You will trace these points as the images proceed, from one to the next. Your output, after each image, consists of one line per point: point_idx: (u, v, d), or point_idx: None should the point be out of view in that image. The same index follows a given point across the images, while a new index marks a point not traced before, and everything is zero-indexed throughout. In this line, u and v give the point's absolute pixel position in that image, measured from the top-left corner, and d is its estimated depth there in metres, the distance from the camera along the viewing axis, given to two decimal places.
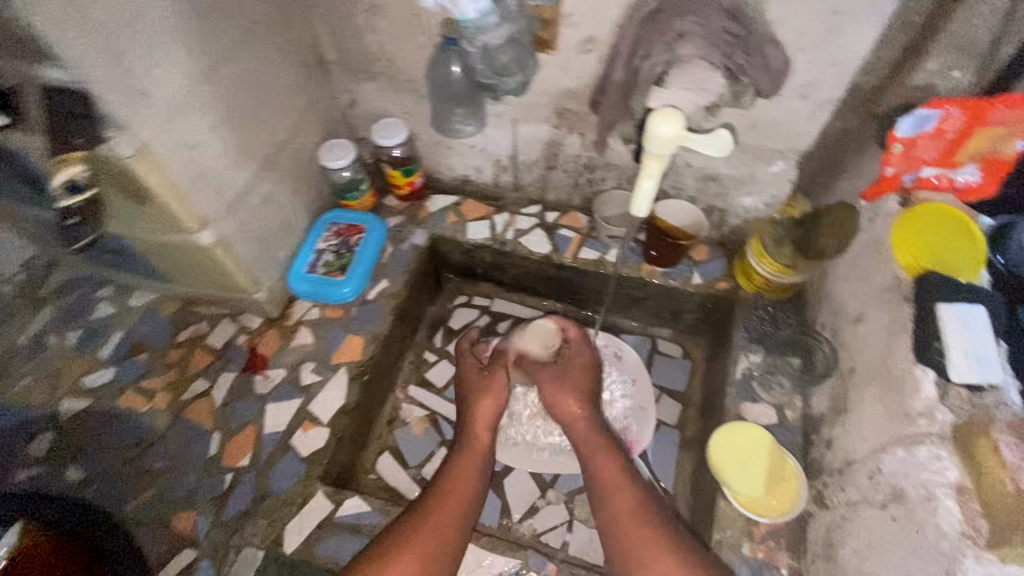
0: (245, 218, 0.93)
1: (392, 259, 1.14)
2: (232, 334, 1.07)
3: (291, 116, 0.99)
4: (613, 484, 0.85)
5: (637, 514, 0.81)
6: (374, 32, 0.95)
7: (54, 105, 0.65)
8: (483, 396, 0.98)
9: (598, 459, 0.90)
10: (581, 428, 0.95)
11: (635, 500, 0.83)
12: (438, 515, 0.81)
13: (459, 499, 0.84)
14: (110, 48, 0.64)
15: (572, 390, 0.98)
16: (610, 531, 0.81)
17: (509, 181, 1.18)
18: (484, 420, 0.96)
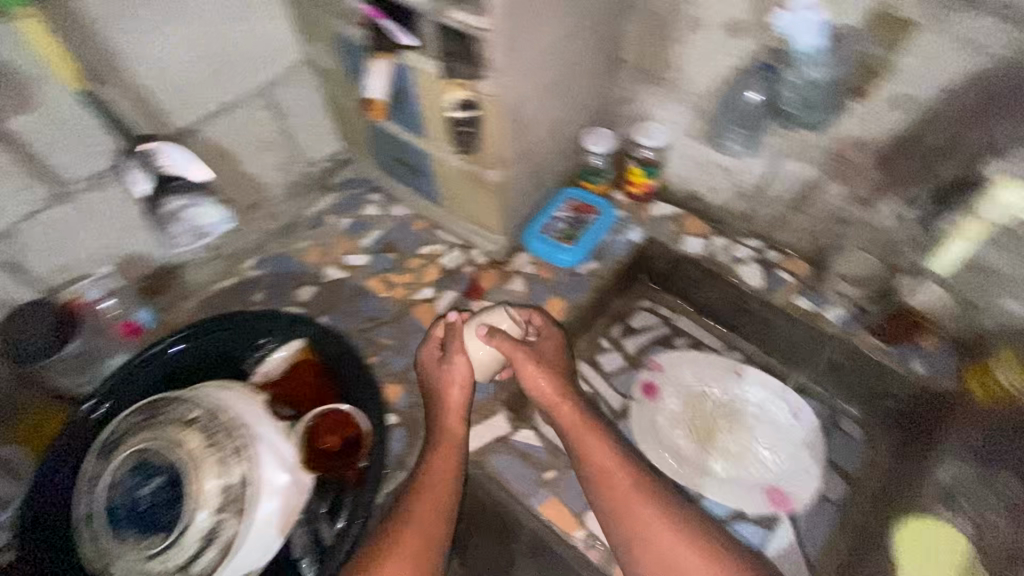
0: (523, 171, 1.07)
1: (609, 246, 1.22)
2: (461, 262, 1.23)
3: (581, 97, 1.12)
4: (609, 481, 0.88)
5: (641, 514, 0.85)
6: (681, 44, 1.04)
7: (457, 46, 0.83)
8: (455, 386, 0.93)
9: (587, 446, 0.90)
10: (563, 413, 0.93)
11: (635, 498, 0.86)
12: (433, 491, 0.85)
13: (449, 478, 0.87)
14: (514, 9, 0.78)
15: (540, 367, 0.94)
16: (614, 524, 0.86)
17: (742, 210, 1.21)
18: (455, 405, 0.93)
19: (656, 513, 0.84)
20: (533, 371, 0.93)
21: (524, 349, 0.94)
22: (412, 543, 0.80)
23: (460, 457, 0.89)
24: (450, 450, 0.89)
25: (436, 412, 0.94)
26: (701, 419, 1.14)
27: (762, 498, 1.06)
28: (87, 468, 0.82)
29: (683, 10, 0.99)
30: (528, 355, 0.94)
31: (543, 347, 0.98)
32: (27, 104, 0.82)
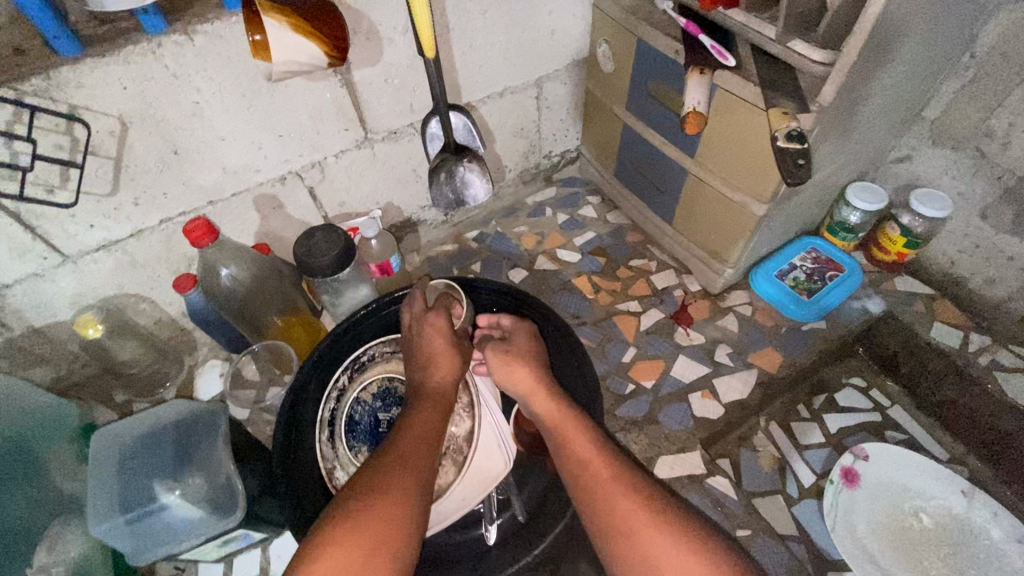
0: (781, 211, 1.02)
1: (841, 310, 1.14)
2: (672, 284, 1.21)
3: (865, 149, 1.04)
4: (588, 472, 0.69)
5: (635, 515, 0.64)
6: (1013, 115, 0.92)
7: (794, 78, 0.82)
8: (428, 363, 0.80)
9: (571, 436, 0.73)
10: (542, 400, 0.77)
11: (625, 497, 0.66)
12: (405, 463, 0.67)
13: (424, 452, 0.69)
14: (873, 51, 0.75)
15: (525, 359, 0.81)
16: (600, 530, 0.66)
17: (1018, 311, 1.05)
18: (443, 378, 0.79)
19: (656, 519, 0.64)
20: (524, 366, 0.80)
21: (503, 344, 0.84)
22: (375, 523, 0.60)
23: (440, 426, 0.74)
24: (428, 419, 0.74)
25: (416, 386, 0.79)
26: (917, 538, 0.96)
27: None
28: (337, 380, 0.90)
29: None
30: (510, 347, 0.84)
31: (520, 340, 0.85)
32: (376, 59, 0.93)
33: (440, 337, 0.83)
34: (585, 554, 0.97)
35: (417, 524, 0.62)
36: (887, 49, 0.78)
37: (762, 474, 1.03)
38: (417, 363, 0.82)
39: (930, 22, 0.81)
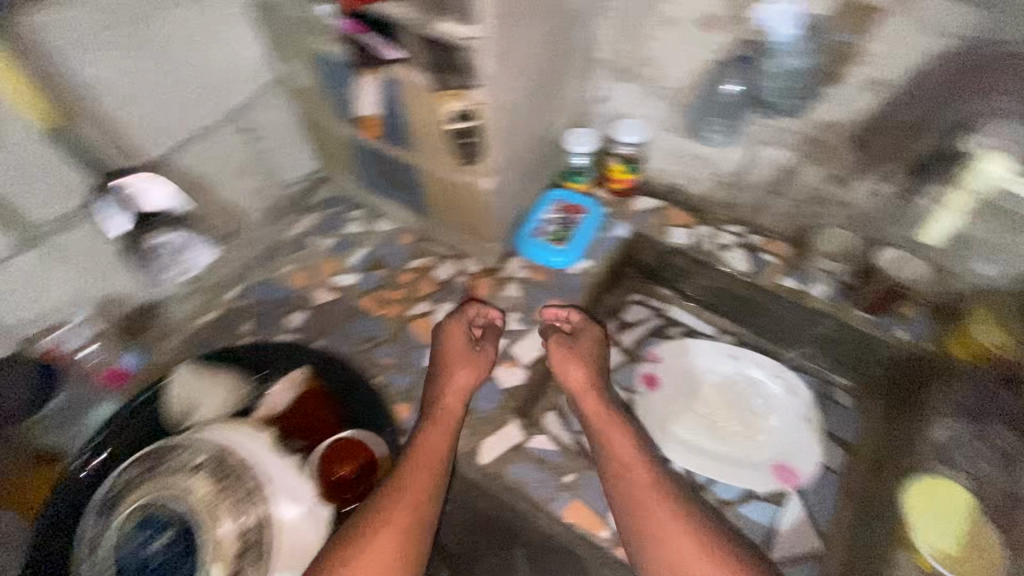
0: (511, 177, 1.08)
1: (599, 243, 1.25)
2: (454, 273, 1.21)
3: (563, 98, 1.12)
4: (637, 477, 0.87)
5: (637, 493, 0.85)
6: (654, 41, 1.07)
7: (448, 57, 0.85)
8: (456, 368, 0.99)
9: (619, 443, 0.91)
10: (591, 403, 0.96)
11: (658, 500, 0.84)
12: (401, 501, 0.81)
13: (426, 478, 0.84)
14: (502, 16, 0.79)
15: (575, 358, 1.01)
16: (621, 510, 0.85)
17: (722, 198, 1.25)
18: (462, 391, 0.97)
19: (661, 504, 0.84)
20: (584, 371, 1.00)
21: (570, 346, 1.02)
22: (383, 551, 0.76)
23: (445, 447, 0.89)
24: (439, 438, 0.89)
25: (435, 393, 0.96)
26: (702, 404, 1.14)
27: (773, 475, 1.05)
28: (88, 529, 0.81)
29: (657, 7, 1.01)
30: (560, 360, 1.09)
31: (581, 344, 1.04)
32: None
33: (464, 352, 1.02)
34: (479, 546, 0.95)
35: (419, 541, 0.79)
36: (523, 10, 0.84)
37: None
38: (444, 367, 0.99)
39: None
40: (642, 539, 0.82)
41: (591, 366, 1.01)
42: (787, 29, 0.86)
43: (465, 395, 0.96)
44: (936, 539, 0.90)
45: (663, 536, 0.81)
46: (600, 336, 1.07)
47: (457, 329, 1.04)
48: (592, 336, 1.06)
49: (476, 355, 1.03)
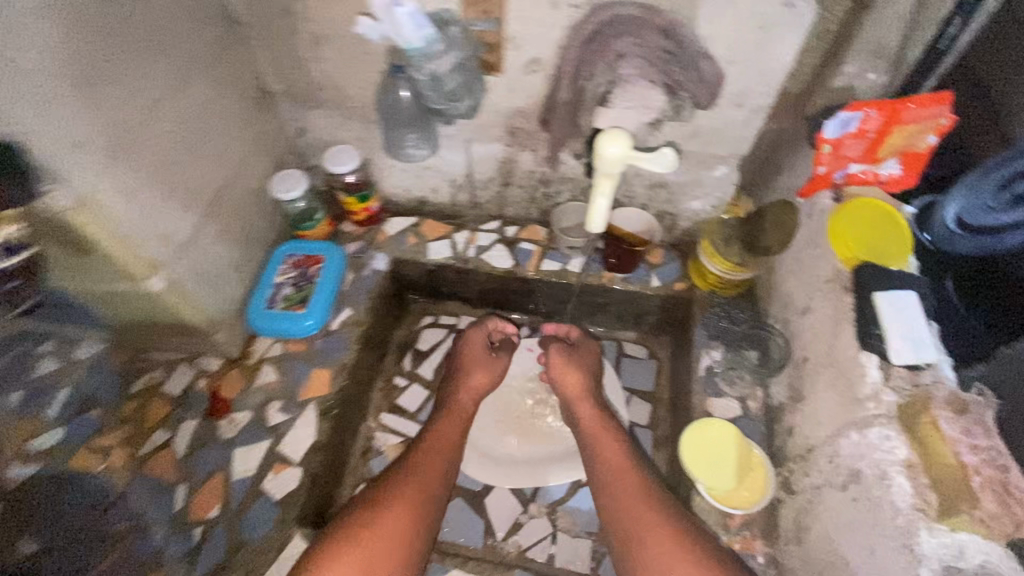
0: (197, 259, 0.90)
1: (355, 285, 1.13)
2: (190, 380, 1.02)
3: (241, 147, 0.97)
4: (601, 444, 0.92)
5: (618, 476, 0.86)
6: (318, 63, 0.95)
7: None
8: (471, 373, 1.03)
9: (604, 444, 0.92)
10: (584, 409, 0.98)
11: (630, 492, 0.82)
12: (404, 500, 0.79)
13: (439, 459, 0.87)
14: (36, 97, 0.61)
15: (576, 365, 1.02)
16: (620, 547, 0.79)
17: (466, 199, 1.19)
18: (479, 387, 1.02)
19: (640, 490, 0.82)
20: (576, 374, 1.01)
21: (570, 355, 1.03)
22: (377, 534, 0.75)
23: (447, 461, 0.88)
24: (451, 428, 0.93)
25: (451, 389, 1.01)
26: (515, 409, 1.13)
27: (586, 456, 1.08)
28: None
29: (298, 26, 0.90)
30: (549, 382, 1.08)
31: (581, 353, 1.05)
32: None
33: (482, 353, 1.06)
34: None
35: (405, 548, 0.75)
36: (95, 75, 0.66)
37: None
38: (460, 370, 1.04)
39: (139, 24, 0.72)
40: (614, 501, 0.83)
41: (585, 371, 1.02)
42: (417, 31, 0.75)
43: (479, 397, 1.01)
44: (718, 486, 0.84)
45: (619, 494, 0.83)
46: (593, 350, 1.07)
47: (477, 333, 1.09)
48: (587, 351, 1.06)
49: (492, 359, 1.06)
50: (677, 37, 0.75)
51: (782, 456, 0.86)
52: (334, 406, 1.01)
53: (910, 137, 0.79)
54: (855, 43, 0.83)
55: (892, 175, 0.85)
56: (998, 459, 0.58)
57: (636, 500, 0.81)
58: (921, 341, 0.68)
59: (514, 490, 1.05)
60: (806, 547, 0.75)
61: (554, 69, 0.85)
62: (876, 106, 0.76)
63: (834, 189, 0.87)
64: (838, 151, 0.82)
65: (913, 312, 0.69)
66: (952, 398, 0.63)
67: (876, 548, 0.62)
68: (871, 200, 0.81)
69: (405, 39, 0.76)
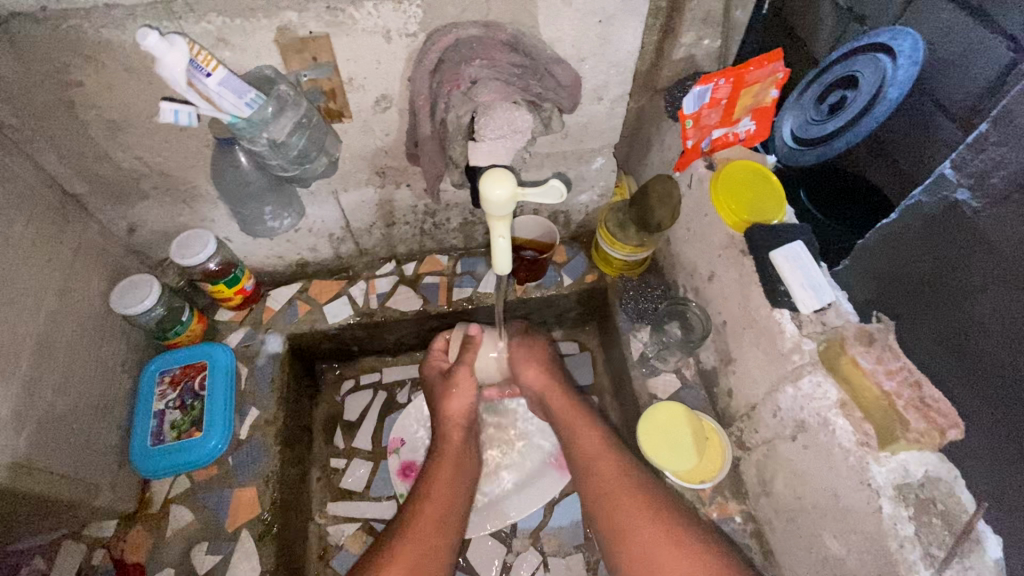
0: (42, 426, 0.74)
1: (253, 380, 0.99)
2: (84, 557, 0.85)
3: (57, 273, 0.79)
4: (581, 442, 0.87)
5: (603, 476, 0.82)
6: (127, 150, 0.80)
7: None
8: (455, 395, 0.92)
9: (581, 444, 0.87)
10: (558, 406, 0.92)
11: (618, 481, 0.81)
12: (428, 524, 0.81)
13: (453, 489, 0.85)
14: None
15: (535, 367, 0.94)
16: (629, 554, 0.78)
17: (351, 249, 1.09)
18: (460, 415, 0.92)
19: (638, 501, 0.78)
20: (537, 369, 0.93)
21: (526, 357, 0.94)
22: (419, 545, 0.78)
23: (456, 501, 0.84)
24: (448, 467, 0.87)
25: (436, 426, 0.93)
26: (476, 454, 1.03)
27: (554, 474, 1.02)
28: None
29: (85, 115, 0.74)
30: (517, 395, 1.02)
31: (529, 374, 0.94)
32: None
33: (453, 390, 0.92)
34: None
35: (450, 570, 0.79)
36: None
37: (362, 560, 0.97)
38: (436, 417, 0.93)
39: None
40: (601, 496, 0.81)
41: (547, 366, 0.94)
42: (239, 99, 0.64)
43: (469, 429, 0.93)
44: (682, 466, 0.85)
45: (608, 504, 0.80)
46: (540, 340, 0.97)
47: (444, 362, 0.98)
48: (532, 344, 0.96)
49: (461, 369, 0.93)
50: (525, 48, 0.73)
51: (729, 416, 0.89)
52: (272, 524, 0.88)
53: (757, 95, 0.84)
54: (687, 16, 0.86)
55: (749, 131, 0.89)
56: (912, 377, 0.63)
57: (618, 489, 0.80)
58: (819, 284, 0.72)
59: (492, 533, 1.00)
60: (775, 498, 0.79)
61: (407, 102, 0.79)
62: (722, 76, 0.79)
63: (705, 157, 0.90)
64: (700, 122, 0.86)
65: (805, 259, 0.73)
66: (861, 331, 0.67)
67: (835, 488, 0.67)
68: (738, 162, 0.85)
69: (227, 111, 0.65)
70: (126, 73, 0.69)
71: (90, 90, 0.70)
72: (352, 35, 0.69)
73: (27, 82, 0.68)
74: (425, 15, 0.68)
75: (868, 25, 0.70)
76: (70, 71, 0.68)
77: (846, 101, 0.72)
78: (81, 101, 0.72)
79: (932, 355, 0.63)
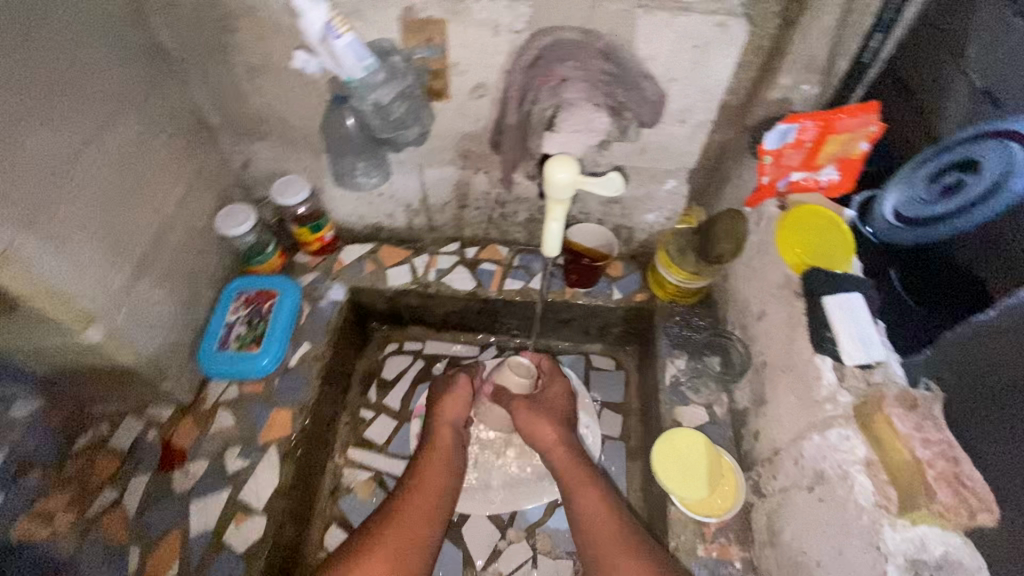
0: (139, 305, 0.86)
1: (312, 319, 1.09)
2: (140, 431, 0.96)
3: (181, 186, 0.93)
4: (583, 490, 0.86)
5: (592, 522, 0.83)
6: (259, 95, 0.93)
7: None
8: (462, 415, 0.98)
9: (582, 492, 0.86)
10: (559, 458, 0.92)
11: (603, 517, 0.82)
12: (406, 523, 0.82)
13: (436, 503, 0.87)
14: None
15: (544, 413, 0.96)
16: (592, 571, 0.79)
17: (423, 223, 1.17)
18: (457, 430, 0.97)
19: (616, 545, 0.79)
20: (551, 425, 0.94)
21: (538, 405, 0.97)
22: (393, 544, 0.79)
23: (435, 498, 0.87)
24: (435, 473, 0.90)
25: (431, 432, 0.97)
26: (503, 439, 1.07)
27: None
28: None
29: (234, 59, 0.87)
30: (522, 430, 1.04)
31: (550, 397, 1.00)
32: None
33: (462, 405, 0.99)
34: None
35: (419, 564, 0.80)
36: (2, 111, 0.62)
37: (366, 506, 1.03)
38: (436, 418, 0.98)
39: (38, 53, 0.66)
40: (593, 544, 0.80)
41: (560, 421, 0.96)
42: (358, 62, 0.73)
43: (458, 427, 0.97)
44: (692, 496, 0.84)
45: (598, 547, 0.80)
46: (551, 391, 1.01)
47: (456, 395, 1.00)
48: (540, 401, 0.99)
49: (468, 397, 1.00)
50: (618, 58, 0.77)
51: (750, 460, 0.87)
52: (297, 448, 0.96)
53: (846, 145, 0.81)
54: None
55: (831, 181, 0.87)
56: (948, 451, 0.60)
57: (605, 532, 0.80)
58: (870, 341, 0.70)
59: (490, 516, 1.02)
60: (780, 550, 0.76)
61: (500, 93, 0.85)
62: (810, 118, 0.80)
63: (779, 197, 0.91)
64: (780, 160, 0.87)
65: (861, 314, 0.72)
66: (904, 394, 0.65)
67: (843, 548, 0.64)
68: (813, 206, 0.84)
69: (345, 70, 0.74)
70: (275, 28, 0.81)
71: (242, 37, 0.83)
72: (465, 24, 0.77)
73: (198, 20, 0.82)
74: (533, 15, 0.75)
75: (1005, 108, 0.59)
76: (232, 19, 0.81)
77: (961, 185, 0.64)
78: (234, 46, 0.85)
79: (980, 438, 0.59)
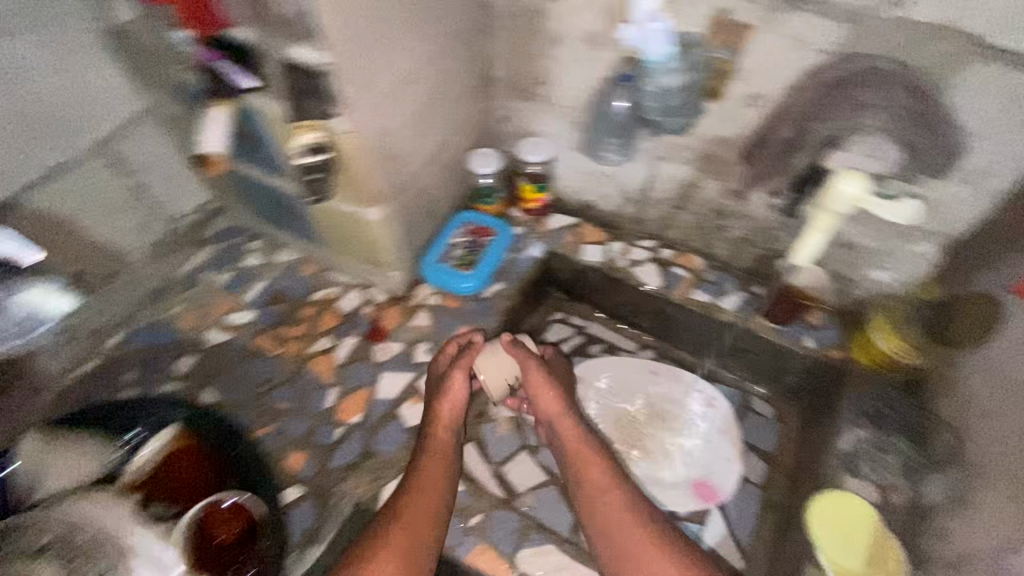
0: (404, 202, 1.05)
1: (511, 264, 1.21)
2: (359, 304, 1.16)
3: (459, 119, 1.10)
4: (596, 483, 0.86)
5: (614, 523, 0.82)
6: (546, 60, 1.05)
7: (300, 83, 0.79)
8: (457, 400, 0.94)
9: (592, 476, 0.87)
10: (572, 444, 0.91)
11: (635, 530, 0.80)
12: (410, 527, 0.80)
13: (445, 504, 0.84)
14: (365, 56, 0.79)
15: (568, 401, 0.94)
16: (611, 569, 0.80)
17: (632, 213, 1.22)
18: (449, 420, 0.93)
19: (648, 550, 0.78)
20: (558, 395, 0.94)
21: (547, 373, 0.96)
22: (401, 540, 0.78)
23: (443, 492, 0.85)
24: (439, 468, 0.87)
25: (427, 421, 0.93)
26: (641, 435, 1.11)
27: (694, 498, 1.04)
28: None
29: (543, 24, 1.00)
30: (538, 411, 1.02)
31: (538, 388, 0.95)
32: None
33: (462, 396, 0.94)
34: None
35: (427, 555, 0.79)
36: (395, 25, 0.82)
37: None
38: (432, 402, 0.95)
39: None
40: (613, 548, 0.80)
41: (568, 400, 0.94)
42: (662, 46, 0.81)
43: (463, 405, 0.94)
44: (840, 557, 0.83)
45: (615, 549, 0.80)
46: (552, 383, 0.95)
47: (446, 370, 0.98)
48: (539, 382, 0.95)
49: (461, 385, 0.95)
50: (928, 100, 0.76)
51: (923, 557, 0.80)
52: None
53: None
54: None
55: None
56: None
57: (633, 535, 0.80)
58: None
59: None
60: None
61: (778, 106, 0.88)
62: None
63: None
64: None
65: None
66: None
67: None
68: None
69: (648, 52, 0.81)
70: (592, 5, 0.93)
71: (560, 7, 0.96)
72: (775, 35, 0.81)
73: None
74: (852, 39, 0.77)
75: None
76: None
77: None
78: (549, 13, 0.98)
79: None
